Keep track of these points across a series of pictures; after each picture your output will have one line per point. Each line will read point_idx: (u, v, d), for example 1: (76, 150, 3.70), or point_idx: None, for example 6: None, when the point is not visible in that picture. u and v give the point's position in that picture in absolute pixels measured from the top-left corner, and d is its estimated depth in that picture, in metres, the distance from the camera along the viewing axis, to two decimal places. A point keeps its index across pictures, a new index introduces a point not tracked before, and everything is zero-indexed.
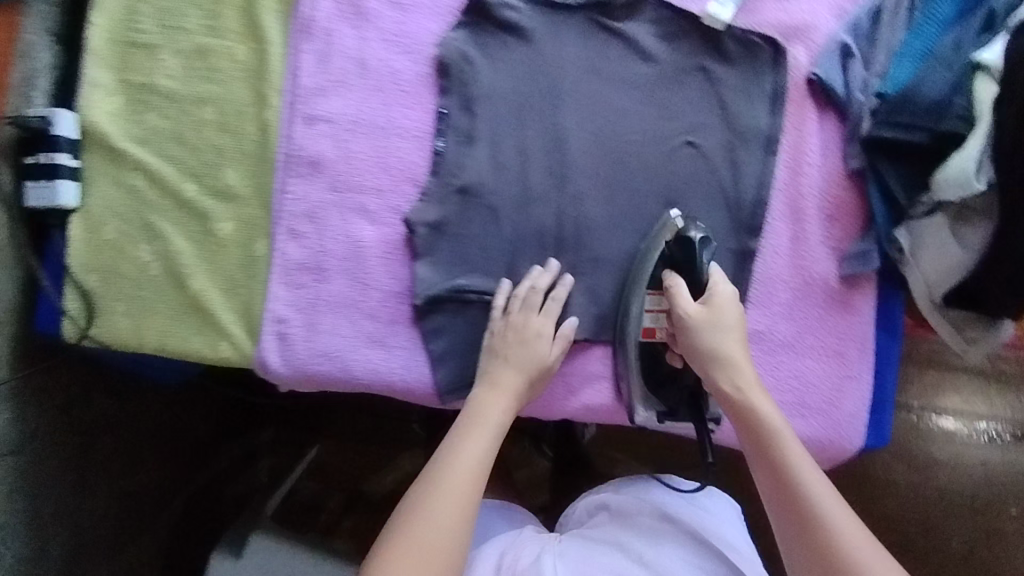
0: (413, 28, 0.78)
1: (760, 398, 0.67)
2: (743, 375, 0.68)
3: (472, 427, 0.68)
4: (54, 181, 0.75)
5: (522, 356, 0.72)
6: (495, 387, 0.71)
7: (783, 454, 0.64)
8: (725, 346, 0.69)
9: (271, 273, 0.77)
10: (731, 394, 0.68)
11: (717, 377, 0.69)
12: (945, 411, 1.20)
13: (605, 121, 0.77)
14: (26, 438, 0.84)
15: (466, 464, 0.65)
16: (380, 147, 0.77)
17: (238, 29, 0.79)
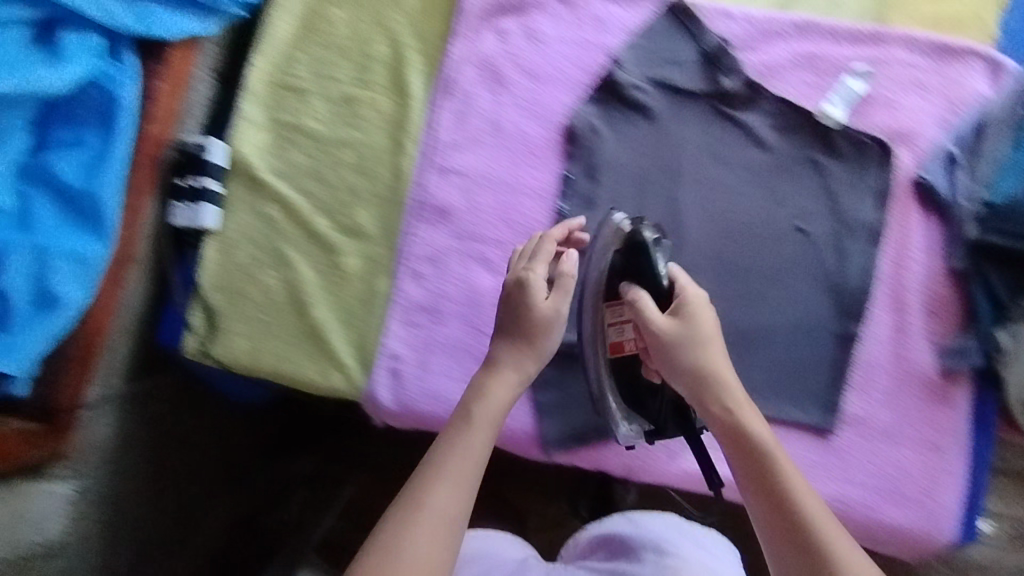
0: (546, 97, 0.84)
1: (754, 422, 0.64)
2: (736, 399, 0.65)
3: (468, 428, 0.64)
4: (199, 204, 0.79)
5: (525, 326, 0.69)
6: (494, 374, 0.68)
7: (784, 485, 0.60)
8: (711, 365, 0.66)
9: (391, 311, 0.80)
10: (720, 416, 0.64)
11: (705, 398, 0.65)
12: None
13: (719, 201, 0.82)
14: (118, 446, 0.81)
15: (464, 466, 0.61)
16: (505, 202, 0.82)
17: (384, 83, 0.84)
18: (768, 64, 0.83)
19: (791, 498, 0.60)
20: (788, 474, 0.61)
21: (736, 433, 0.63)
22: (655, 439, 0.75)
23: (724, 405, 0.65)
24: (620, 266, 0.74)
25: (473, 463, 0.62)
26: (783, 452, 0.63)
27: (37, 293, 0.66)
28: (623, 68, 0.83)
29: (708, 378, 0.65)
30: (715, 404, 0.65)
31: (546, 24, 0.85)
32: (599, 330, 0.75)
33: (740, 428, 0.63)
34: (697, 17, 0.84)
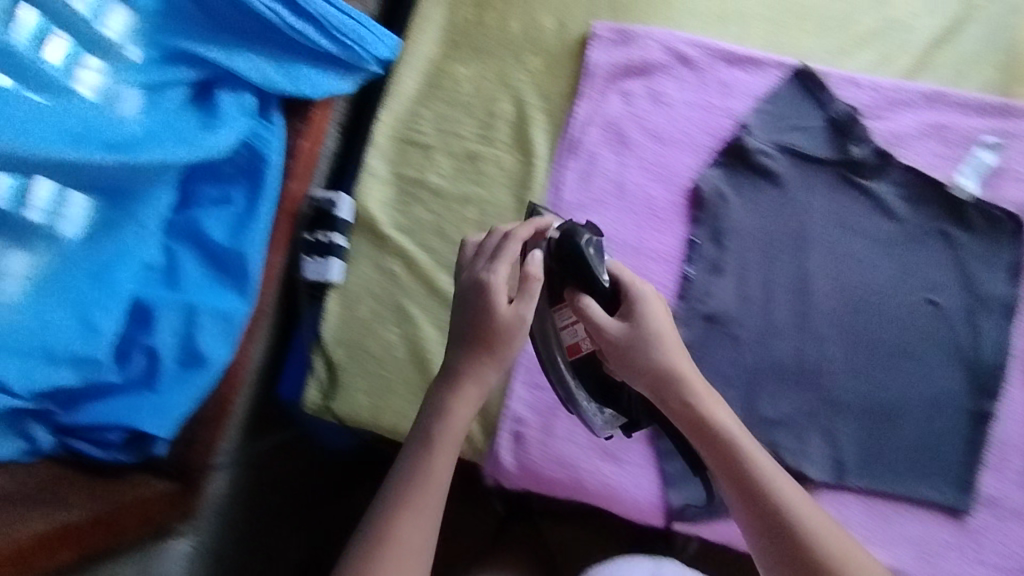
0: (671, 160, 0.83)
1: (722, 415, 0.63)
2: (703, 399, 0.63)
3: (430, 452, 0.61)
4: (327, 258, 0.79)
5: (485, 333, 0.61)
6: (455, 394, 0.62)
7: (760, 480, 0.61)
8: (673, 363, 0.63)
9: (513, 372, 0.78)
10: (686, 413, 0.63)
11: (669, 397, 0.63)
12: None
13: (848, 269, 0.81)
14: (225, 489, 0.77)
15: (428, 495, 0.60)
16: (629, 264, 0.81)
17: (508, 140, 0.84)
18: (896, 133, 0.83)
19: (771, 494, 0.61)
20: (762, 467, 0.61)
21: (705, 435, 0.63)
22: (632, 430, 0.73)
23: (689, 406, 0.63)
24: (551, 262, 0.65)
25: (436, 487, 0.60)
26: (750, 443, 0.63)
27: (185, 352, 0.65)
28: (751, 133, 0.83)
29: (676, 379, 0.63)
30: (680, 408, 0.63)
31: (671, 87, 0.84)
32: (547, 331, 0.68)
33: (708, 427, 0.63)
34: (825, 84, 0.83)
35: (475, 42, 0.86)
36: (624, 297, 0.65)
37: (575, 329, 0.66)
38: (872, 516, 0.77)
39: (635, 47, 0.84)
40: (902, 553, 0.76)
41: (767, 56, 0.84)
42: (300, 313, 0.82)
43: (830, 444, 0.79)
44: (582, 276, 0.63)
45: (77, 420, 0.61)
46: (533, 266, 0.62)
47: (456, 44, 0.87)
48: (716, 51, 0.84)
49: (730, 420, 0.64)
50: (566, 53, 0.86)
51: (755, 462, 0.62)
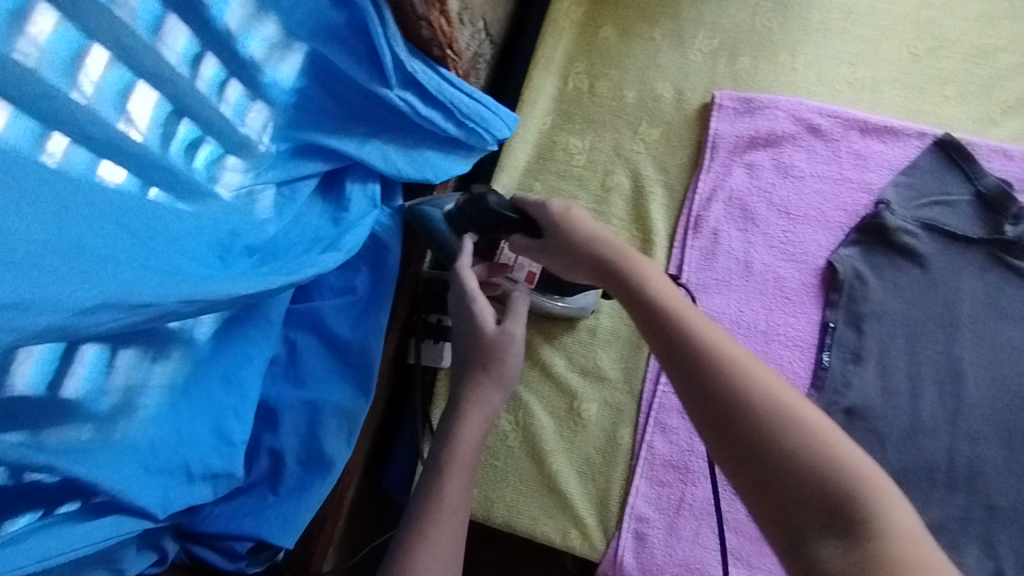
0: (802, 238, 0.79)
1: (642, 265, 0.57)
2: (619, 253, 0.58)
3: (441, 475, 0.57)
4: (441, 342, 0.75)
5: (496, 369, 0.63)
6: (461, 421, 0.60)
7: (678, 323, 0.52)
8: (584, 228, 0.59)
9: (635, 466, 0.74)
10: (606, 271, 0.58)
11: (584, 260, 0.59)
12: None
13: (1003, 359, 0.74)
14: None
15: (447, 523, 0.55)
16: (760, 351, 0.76)
17: (624, 216, 0.81)
18: None
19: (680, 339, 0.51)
20: (675, 310, 0.53)
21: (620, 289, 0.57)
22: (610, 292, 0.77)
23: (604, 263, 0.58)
24: (460, 217, 0.68)
25: (454, 510, 0.56)
26: (663, 289, 0.55)
27: (308, 452, 0.62)
28: (892, 210, 0.77)
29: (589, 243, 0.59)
30: (590, 259, 0.59)
31: (801, 158, 0.81)
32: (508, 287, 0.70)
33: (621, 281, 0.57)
34: (972, 156, 0.78)
35: (588, 113, 0.85)
36: (524, 206, 0.64)
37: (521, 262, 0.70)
38: None
39: (760, 118, 0.81)
40: None
41: (906, 125, 0.80)
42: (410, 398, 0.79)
43: (1000, 562, 0.69)
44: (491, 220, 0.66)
45: (203, 528, 0.57)
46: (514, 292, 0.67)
47: (569, 116, 0.85)
48: (849, 121, 0.81)
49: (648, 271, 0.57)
50: (685, 121, 0.84)
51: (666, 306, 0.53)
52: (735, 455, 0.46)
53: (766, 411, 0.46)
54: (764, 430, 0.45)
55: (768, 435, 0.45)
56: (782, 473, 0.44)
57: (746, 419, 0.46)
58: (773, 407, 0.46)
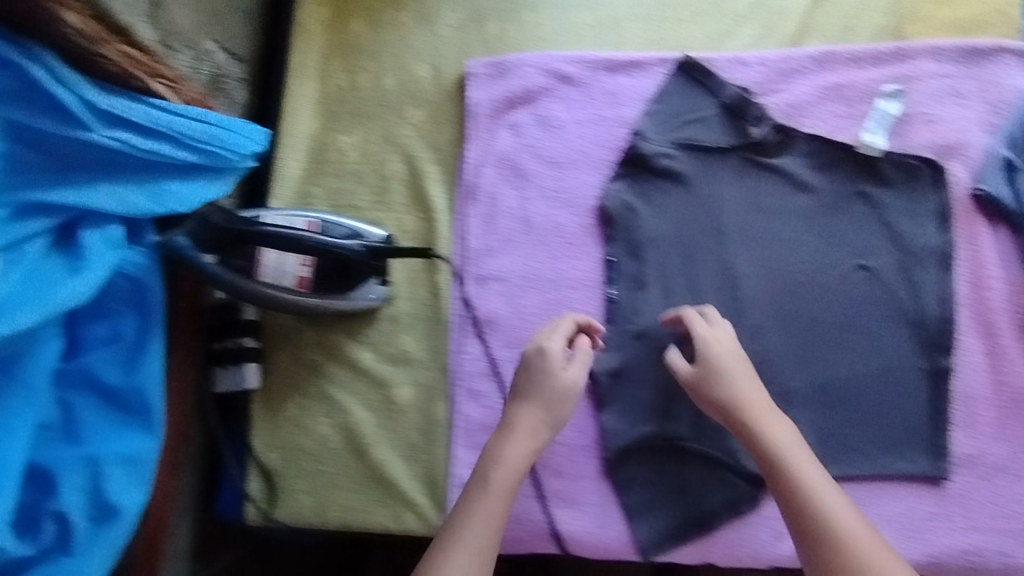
0: (572, 184, 0.81)
1: (777, 431, 0.65)
2: (759, 412, 0.66)
3: (481, 498, 0.62)
4: (241, 366, 0.77)
5: (545, 393, 0.67)
6: (510, 444, 0.66)
7: (807, 494, 0.61)
8: (731, 385, 0.67)
9: (454, 436, 0.76)
10: (740, 428, 0.66)
11: (718, 405, 0.67)
12: None
13: (772, 254, 0.78)
14: None
15: (476, 540, 0.60)
16: (552, 300, 0.79)
17: (405, 201, 0.83)
18: (793, 103, 0.80)
19: (824, 515, 0.60)
20: (814, 487, 0.61)
21: (757, 447, 0.64)
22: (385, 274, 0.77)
23: (744, 424, 0.65)
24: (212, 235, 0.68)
25: (490, 532, 0.61)
26: (799, 454, 0.63)
27: (96, 506, 0.62)
28: (647, 138, 0.80)
29: (734, 401, 0.66)
30: (724, 412, 0.66)
31: (558, 108, 0.83)
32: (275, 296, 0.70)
33: (760, 441, 0.64)
34: (712, 71, 0.81)
35: (352, 107, 0.85)
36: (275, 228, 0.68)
37: (283, 268, 0.70)
38: None
39: (512, 78, 0.83)
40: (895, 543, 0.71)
41: (648, 55, 0.83)
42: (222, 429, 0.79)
43: None
44: (245, 238, 0.68)
45: None
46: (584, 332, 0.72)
47: (334, 114, 0.86)
48: (595, 63, 0.83)
49: (787, 437, 0.65)
50: (445, 95, 0.85)
51: (802, 472, 0.62)
52: None
53: None
54: None
55: None
56: None
57: None
58: None
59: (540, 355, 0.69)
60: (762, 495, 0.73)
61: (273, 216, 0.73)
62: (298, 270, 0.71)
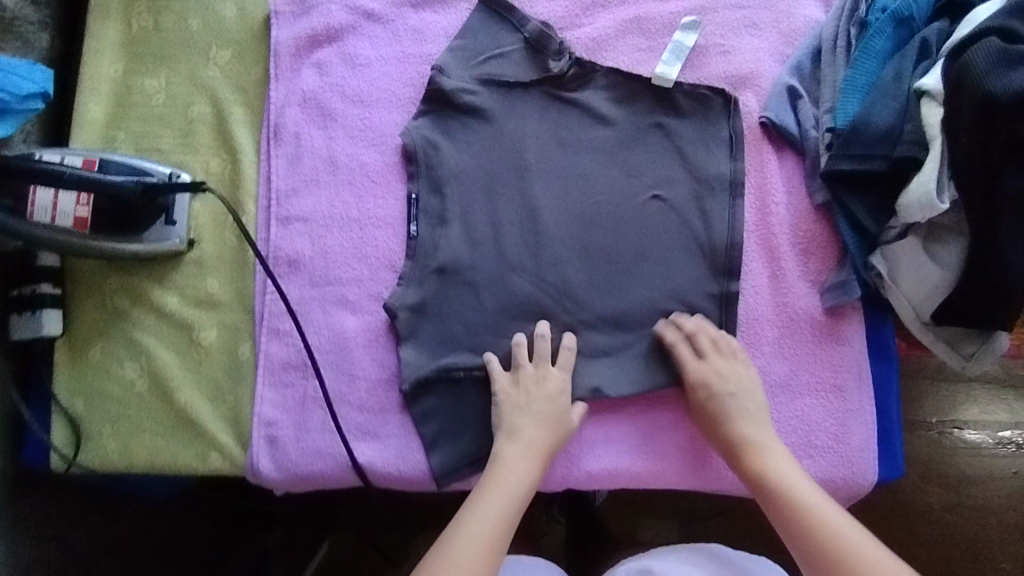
0: (377, 122, 0.81)
1: (778, 464, 0.68)
2: (755, 443, 0.69)
3: (482, 495, 0.66)
4: (37, 313, 0.76)
5: (541, 410, 0.71)
6: (511, 453, 0.69)
7: (811, 518, 0.63)
8: (730, 419, 0.70)
9: (257, 375, 0.77)
10: (743, 462, 0.69)
11: (720, 440, 0.71)
12: (967, 424, 1.21)
13: (572, 187, 0.78)
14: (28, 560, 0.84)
15: (481, 536, 0.63)
16: (356, 239, 0.78)
17: (210, 143, 0.82)
18: (594, 37, 0.81)
19: (830, 537, 0.62)
20: (814, 511, 0.63)
21: (760, 482, 0.67)
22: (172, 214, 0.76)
23: (743, 456, 0.69)
24: None
25: (495, 530, 0.64)
26: (797, 478, 0.67)
27: None
28: (448, 73, 0.80)
29: (736, 438, 0.70)
30: (723, 445, 0.71)
31: (363, 46, 0.82)
32: (50, 237, 0.71)
33: (763, 477, 0.67)
34: (514, 6, 0.81)
35: (156, 50, 0.84)
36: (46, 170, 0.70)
37: (61, 209, 0.70)
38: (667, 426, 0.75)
39: (316, 16, 0.83)
40: (681, 462, 0.74)
41: None
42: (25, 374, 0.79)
43: (595, 369, 0.76)
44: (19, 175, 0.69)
45: None
46: (567, 347, 0.74)
47: (138, 57, 0.84)
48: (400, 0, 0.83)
49: (788, 469, 0.67)
50: (251, 36, 0.84)
51: (802, 497, 0.65)
52: None
53: None
54: None
55: None
56: None
57: None
58: None
59: (559, 388, 0.73)
60: None
61: (55, 158, 0.72)
62: (78, 211, 0.71)
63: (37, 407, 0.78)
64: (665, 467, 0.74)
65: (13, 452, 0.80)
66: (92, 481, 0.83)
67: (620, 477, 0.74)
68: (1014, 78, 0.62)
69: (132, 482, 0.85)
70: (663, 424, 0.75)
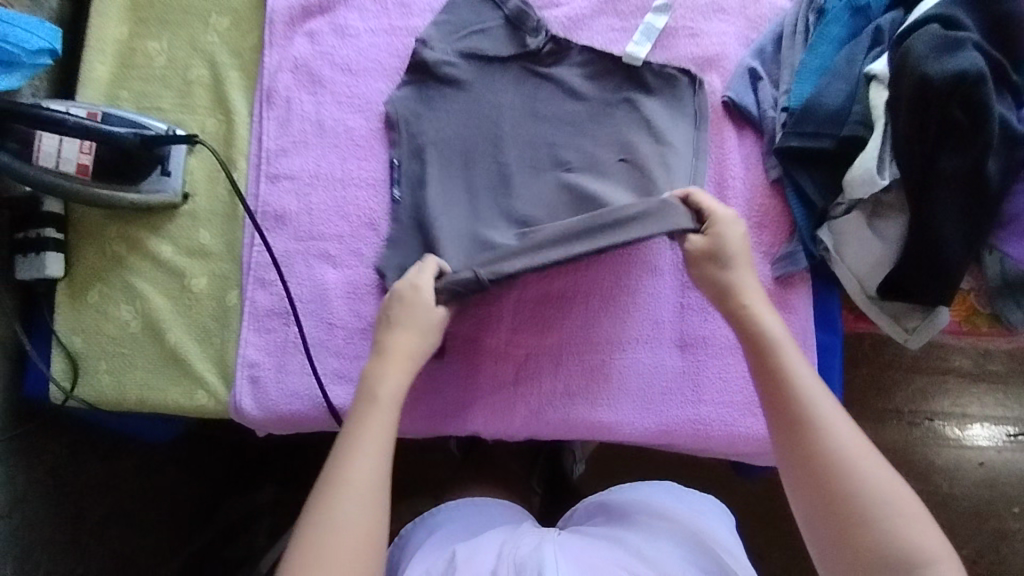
0: (364, 89, 0.86)
1: (767, 313, 0.65)
2: (754, 304, 0.66)
3: (367, 410, 0.62)
4: (41, 254, 0.82)
5: (409, 317, 0.68)
6: (386, 362, 0.65)
7: (785, 369, 0.61)
8: (727, 261, 0.68)
9: (242, 321, 0.82)
10: (732, 303, 0.67)
11: (712, 278, 0.69)
12: (937, 415, 1.26)
13: (544, 155, 0.83)
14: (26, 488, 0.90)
15: (370, 448, 0.59)
16: (339, 198, 0.84)
17: (207, 104, 0.87)
18: (571, 17, 0.86)
19: (799, 392, 0.59)
20: (791, 361, 0.61)
21: (746, 325, 0.65)
22: (168, 165, 0.82)
23: (734, 299, 0.67)
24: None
25: (380, 441, 0.60)
26: (790, 347, 0.63)
27: None
28: (430, 46, 0.85)
29: (727, 281, 0.68)
30: (714, 282, 0.69)
31: (353, 18, 0.88)
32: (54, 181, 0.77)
33: (751, 320, 0.65)
34: None
35: (159, 15, 0.89)
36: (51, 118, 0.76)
37: (66, 156, 0.77)
38: (630, 372, 0.80)
39: None
40: (631, 414, 0.79)
41: None
42: (30, 312, 0.86)
43: (557, 327, 0.81)
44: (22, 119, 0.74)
45: None
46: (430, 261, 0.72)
47: (142, 21, 0.89)
48: None
49: (777, 323, 0.65)
50: (249, 4, 0.89)
51: (785, 348, 0.62)
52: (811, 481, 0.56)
53: (836, 449, 0.56)
54: (838, 468, 0.55)
55: (843, 482, 0.55)
56: (836, 497, 0.55)
57: (819, 461, 0.56)
58: (866, 479, 0.54)
59: (417, 291, 0.69)
60: (518, 372, 0.80)
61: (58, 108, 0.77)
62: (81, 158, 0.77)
63: (38, 343, 0.84)
64: (616, 419, 0.79)
65: (15, 383, 0.86)
66: (88, 417, 0.89)
67: (577, 428, 0.80)
68: (949, 63, 0.67)
69: (124, 423, 0.90)
70: (622, 365, 0.80)
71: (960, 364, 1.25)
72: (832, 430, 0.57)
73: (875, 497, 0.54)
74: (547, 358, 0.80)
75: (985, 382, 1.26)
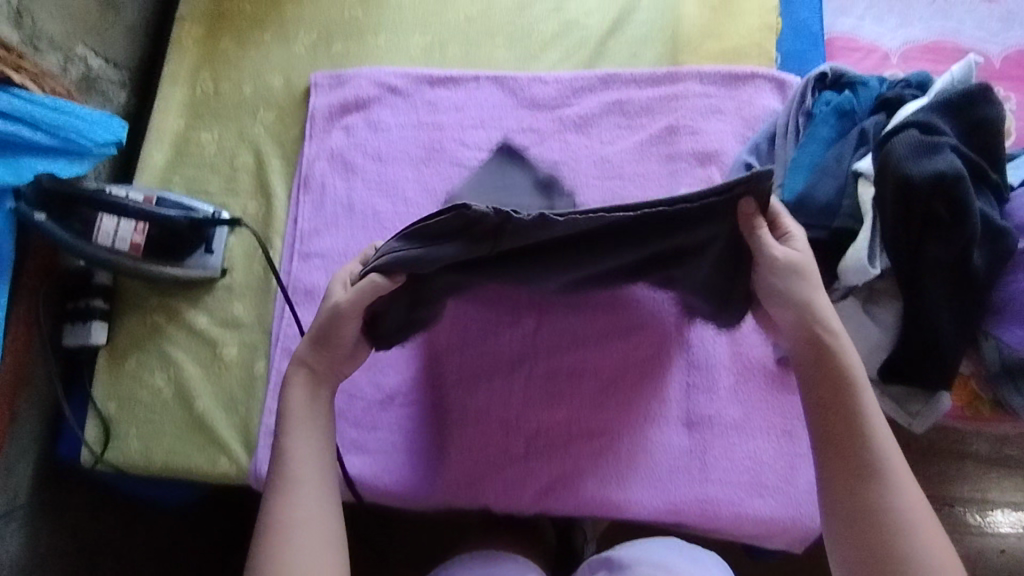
0: (392, 177, 0.94)
1: (848, 352, 0.67)
2: (836, 343, 0.67)
3: (289, 443, 0.68)
4: (87, 324, 0.88)
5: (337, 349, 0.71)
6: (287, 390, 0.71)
7: (859, 421, 0.64)
8: (811, 288, 0.68)
9: (268, 390, 0.87)
10: (815, 340, 0.67)
11: (783, 311, 0.70)
12: (958, 501, 1.22)
13: None
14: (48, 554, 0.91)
15: (307, 475, 0.67)
16: None
17: (250, 188, 0.96)
18: (581, 115, 0.95)
19: (869, 447, 0.63)
20: (868, 414, 0.64)
21: (827, 366, 0.66)
22: (211, 245, 0.91)
23: (819, 334, 0.67)
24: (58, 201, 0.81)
25: (314, 466, 0.67)
26: (869, 398, 0.65)
27: None
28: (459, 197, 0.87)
29: (809, 313, 0.68)
30: (795, 313, 0.68)
31: (385, 114, 0.97)
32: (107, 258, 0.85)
33: (832, 360, 0.66)
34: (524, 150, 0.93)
35: (213, 110, 0.99)
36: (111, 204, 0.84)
37: (121, 236, 0.85)
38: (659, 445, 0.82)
39: (348, 88, 0.98)
40: (641, 492, 0.81)
41: (464, 73, 0.98)
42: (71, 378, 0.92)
43: (567, 404, 0.84)
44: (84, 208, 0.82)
45: None
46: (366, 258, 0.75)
47: (198, 115, 0.99)
48: (419, 78, 0.98)
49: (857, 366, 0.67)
50: (293, 101, 1.00)
51: (862, 400, 0.65)
52: (868, 535, 0.60)
53: (895, 508, 0.60)
54: (893, 526, 0.60)
55: (897, 540, 0.60)
56: (887, 552, 0.59)
57: (879, 519, 0.60)
58: (921, 541, 0.59)
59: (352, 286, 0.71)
60: (529, 446, 0.83)
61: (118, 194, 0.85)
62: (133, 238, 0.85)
63: (75, 408, 0.89)
64: (626, 496, 0.81)
65: (49, 445, 0.91)
66: (113, 481, 0.93)
67: (589, 504, 0.81)
68: (928, 164, 0.75)
69: (146, 488, 0.93)
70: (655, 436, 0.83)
71: (978, 448, 1.23)
72: (897, 491, 0.61)
73: (924, 558, 0.59)
74: (557, 433, 0.83)
75: (1005, 467, 1.23)
